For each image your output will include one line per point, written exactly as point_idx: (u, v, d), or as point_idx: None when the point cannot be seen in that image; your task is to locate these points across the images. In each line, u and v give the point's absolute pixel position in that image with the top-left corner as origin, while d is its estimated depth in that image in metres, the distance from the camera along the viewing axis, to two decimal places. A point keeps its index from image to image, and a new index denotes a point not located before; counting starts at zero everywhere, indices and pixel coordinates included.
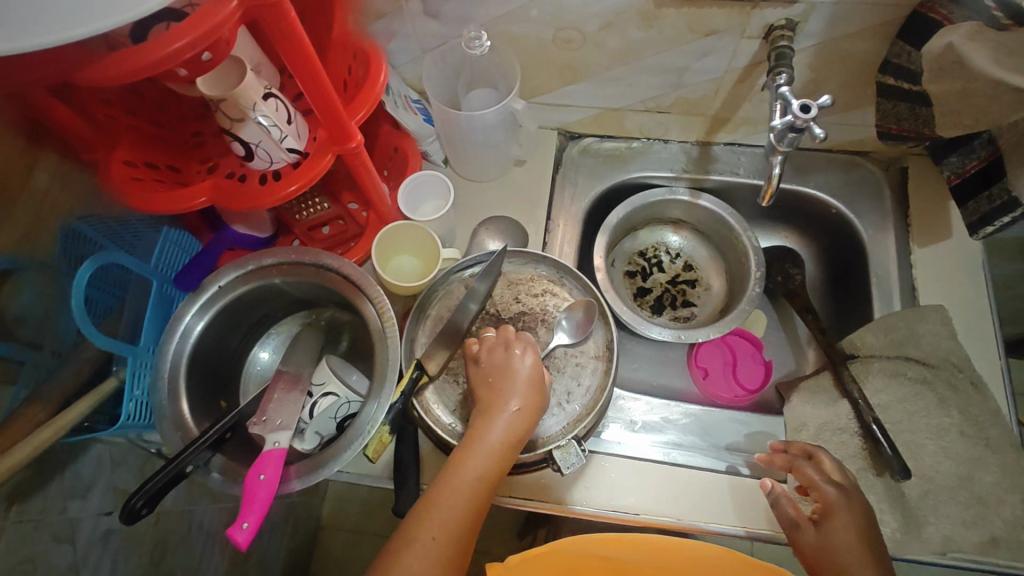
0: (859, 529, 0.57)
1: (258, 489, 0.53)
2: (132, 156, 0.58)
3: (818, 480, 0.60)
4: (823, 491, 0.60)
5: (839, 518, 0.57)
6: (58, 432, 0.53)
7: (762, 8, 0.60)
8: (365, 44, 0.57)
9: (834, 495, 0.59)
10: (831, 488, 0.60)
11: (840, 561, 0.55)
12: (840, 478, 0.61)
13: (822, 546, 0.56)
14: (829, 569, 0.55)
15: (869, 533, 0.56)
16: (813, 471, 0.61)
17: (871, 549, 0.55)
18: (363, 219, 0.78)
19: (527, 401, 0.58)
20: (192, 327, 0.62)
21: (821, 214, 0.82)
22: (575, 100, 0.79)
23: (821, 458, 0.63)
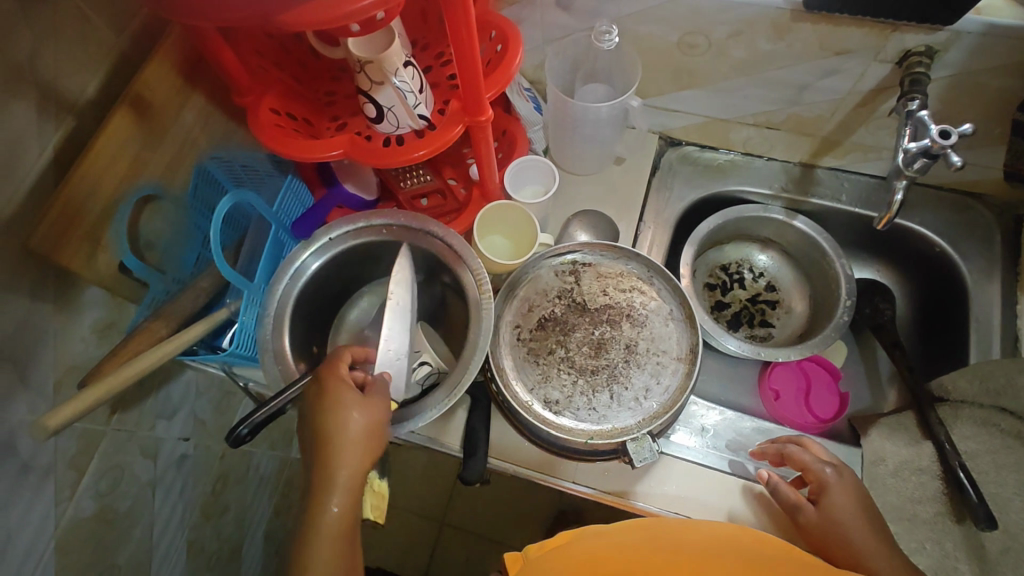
0: (855, 503, 0.59)
1: None
2: (276, 105, 0.61)
3: (811, 461, 0.62)
4: (819, 472, 0.61)
5: (835, 493, 0.59)
6: (176, 348, 0.57)
7: (903, 31, 0.59)
8: (506, 26, 0.59)
9: (830, 479, 0.60)
10: (827, 466, 0.61)
11: (854, 538, 0.56)
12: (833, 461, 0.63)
13: (833, 521, 0.58)
14: (838, 545, 0.57)
15: (866, 507, 0.58)
16: (805, 455, 0.63)
17: (871, 520, 0.57)
18: (461, 196, 0.79)
19: (365, 432, 0.55)
20: (304, 268, 0.66)
21: (921, 252, 0.80)
22: (685, 105, 0.79)
23: (808, 443, 0.65)
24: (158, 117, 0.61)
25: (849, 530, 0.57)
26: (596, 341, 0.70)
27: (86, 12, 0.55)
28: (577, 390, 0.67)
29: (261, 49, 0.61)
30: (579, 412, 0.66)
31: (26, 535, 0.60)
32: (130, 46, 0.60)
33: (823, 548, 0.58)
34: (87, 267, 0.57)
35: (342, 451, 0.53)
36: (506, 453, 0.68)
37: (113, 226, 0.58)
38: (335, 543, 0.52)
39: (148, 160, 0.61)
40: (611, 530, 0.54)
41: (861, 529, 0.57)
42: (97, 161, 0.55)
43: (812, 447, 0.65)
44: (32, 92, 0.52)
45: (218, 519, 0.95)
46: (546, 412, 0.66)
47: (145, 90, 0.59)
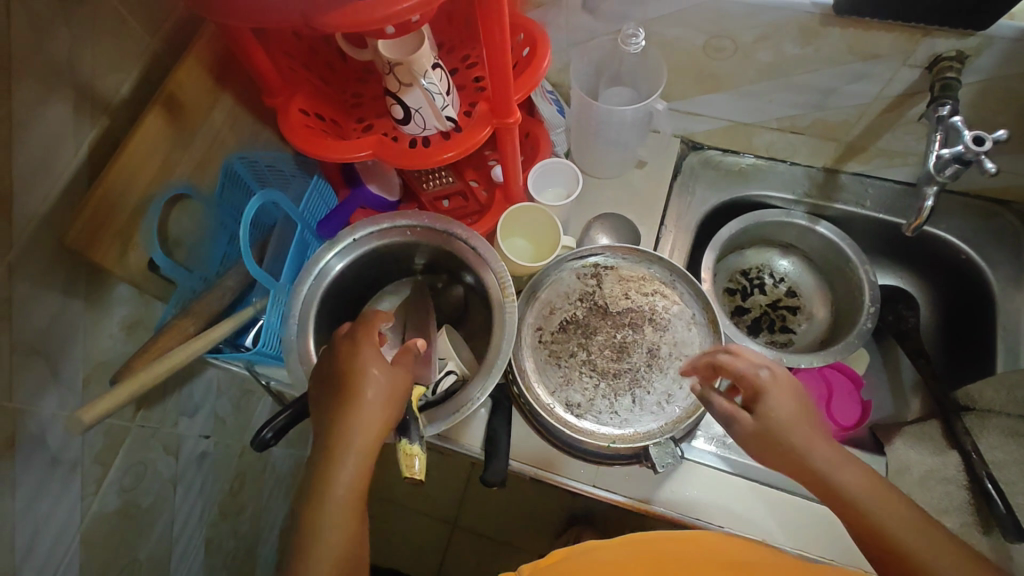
0: (794, 404, 0.51)
1: None
2: (305, 106, 0.62)
3: (743, 367, 0.54)
4: (754, 376, 0.53)
5: (771, 397, 0.52)
6: (203, 346, 0.58)
7: (933, 36, 0.59)
8: (534, 28, 0.59)
9: (764, 382, 0.53)
10: (762, 369, 0.54)
11: (801, 439, 0.50)
12: (765, 362, 0.55)
13: (772, 423, 0.51)
14: (776, 453, 0.50)
15: (807, 408, 0.52)
16: (735, 360, 0.55)
17: (812, 421, 0.51)
18: (483, 198, 0.79)
19: (378, 412, 0.50)
20: (329, 269, 0.66)
21: (947, 258, 0.79)
22: (709, 109, 0.79)
23: (737, 346, 0.56)
24: (190, 118, 0.62)
25: (789, 431, 0.50)
26: (618, 344, 0.69)
27: (122, 14, 0.56)
28: (599, 393, 0.67)
29: (290, 50, 0.61)
30: (602, 415, 0.66)
31: (53, 528, 0.61)
32: (163, 47, 0.61)
33: (763, 458, 0.52)
34: (118, 264, 0.58)
35: (354, 428, 0.49)
36: (526, 456, 0.68)
37: (144, 224, 0.59)
38: (346, 539, 0.47)
39: (178, 159, 0.62)
40: (605, 545, 0.53)
41: (800, 431, 0.50)
42: (131, 160, 0.56)
43: (739, 351, 0.56)
44: (70, 92, 0.53)
45: (235, 517, 0.96)
46: (568, 415, 0.66)
47: (177, 90, 0.59)
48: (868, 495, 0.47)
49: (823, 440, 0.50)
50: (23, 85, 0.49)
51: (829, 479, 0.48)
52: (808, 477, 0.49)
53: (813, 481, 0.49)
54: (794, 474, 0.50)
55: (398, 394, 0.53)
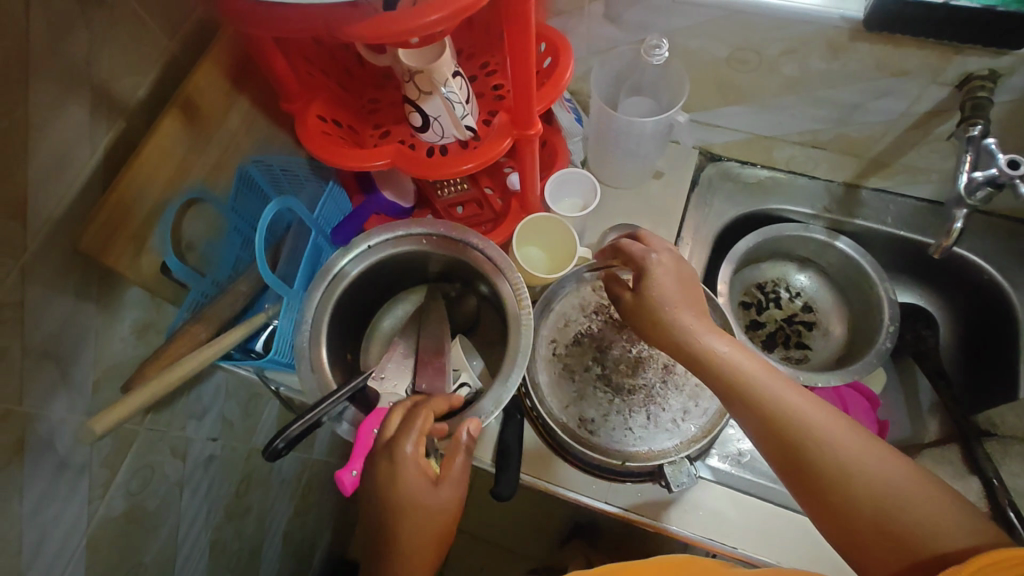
0: (672, 291, 0.55)
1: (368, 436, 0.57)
2: (323, 111, 0.61)
3: (634, 251, 0.58)
4: (641, 259, 0.57)
5: (655, 277, 0.55)
6: (215, 354, 0.57)
7: (966, 53, 0.57)
8: (556, 37, 0.59)
9: (651, 275, 0.56)
10: (651, 253, 0.57)
11: (728, 360, 0.51)
12: (659, 252, 0.57)
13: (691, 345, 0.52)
14: (650, 325, 0.55)
15: (686, 287, 0.55)
16: (632, 246, 0.58)
17: (690, 299, 0.55)
18: (498, 207, 0.78)
19: (425, 530, 0.54)
20: (342, 276, 0.66)
21: (968, 278, 0.77)
22: (729, 121, 0.77)
23: (643, 236, 0.60)
24: (206, 121, 0.61)
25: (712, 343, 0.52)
26: (633, 359, 0.69)
27: (143, 15, 0.55)
28: (613, 409, 0.66)
29: (310, 55, 0.61)
30: (616, 432, 0.65)
31: (59, 531, 0.60)
32: (182, 49, 0.61)
33: (639, 328, 0.57)
34: (131, 267, 0.57)
35: (406, 538, 0.54)
36: (538, 471, 0.67)
37: (158, 229, 0.59)
38: None
39: (194, 162, 0.61)
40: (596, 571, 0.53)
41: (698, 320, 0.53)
42: (147, 163, 0.56)
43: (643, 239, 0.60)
44: (88, 94, 0.52)
45: (240, 519, 0.95)
46: (581, 430, 0.65)
47: (195, 92, 0.59)
48: (806, 407, 0.47)
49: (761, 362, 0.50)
50: (41, 87, 0.48)
51: (752, 389, 0.48)
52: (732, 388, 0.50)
53: (701, 366, 0.52)
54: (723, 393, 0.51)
55: (446, 514, 0.55)
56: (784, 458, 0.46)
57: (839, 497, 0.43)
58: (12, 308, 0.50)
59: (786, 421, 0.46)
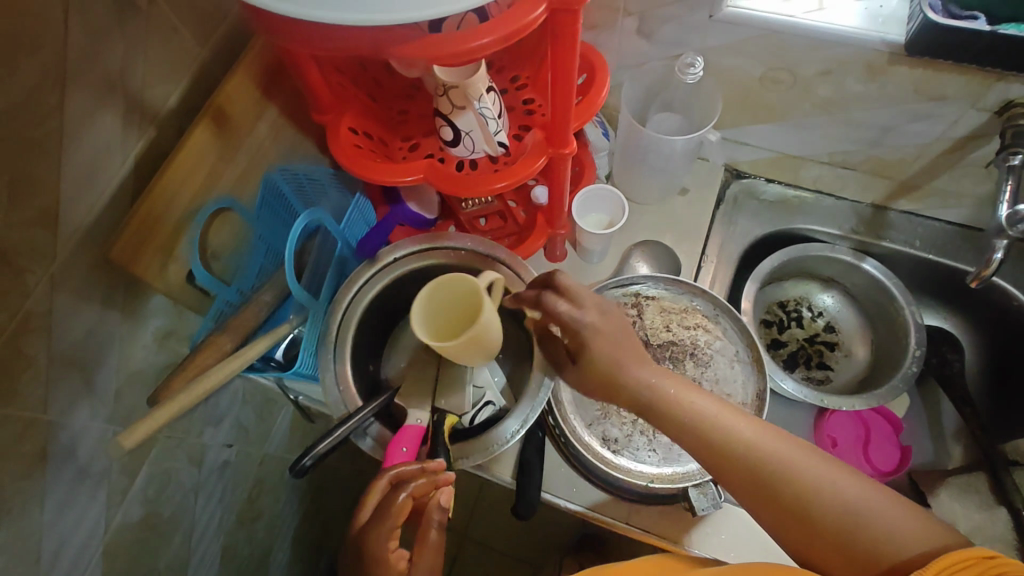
0: (609, 344, 0.50)
1: (396, 459, 0.57)
2: (354, 124, 0.61)
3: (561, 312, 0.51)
4: (574, 326, 0.50)
5: (593, 344, 0.50)
6: (241, 365, 0.57)
7: (1008, 81, 0.57)
8: (593, 56, 0.58)
9: (587, 324, 0.50)
10: (581, 313, 0.50)
11: (682, 403, 0.48)
12: (586, 305, 0.51)
13: (643, 395, 0.49)
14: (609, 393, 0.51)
15: (624, 337, 0.50)
16: (559, 305, 0.51)
17: (626, 345, 0.50)
18: (522, 219, 0.77)
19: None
20: (365, 291, 0.65)
21: (996, 304, 0.77)
22: (758, 139, 0.77)
23: (563, 284, 0.52)
24: (236, 129, 0.61)
25: (693, 408, 0.48)
26: None
27: (177, 23, 0.55)
28: (636, 429, 0.65)
29: (341, 66, 0.60)
30: (640, 453, 0.64)
31: (79, 538, 0.60)
32: (212, 57, 0.60)
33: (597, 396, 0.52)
34: (159, 278, 0.57)
35: None
36: (558, 488, 0.66)
37: (186, 239, 0.58)
38: None
39: (222, 172, 0.61)
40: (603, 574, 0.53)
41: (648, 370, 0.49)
42: (179, 170, 0.55)
43: (575, 299, 0.51)
44: (122, 102, 0.52)
45: (251, 525, 0.94)
46: (604, 450, 0.64)
47: (227, 103, 0.59)
48: (766, 438, 0.45)
49: (741, 415, 0.47)
50: (75, 96, 0.48)
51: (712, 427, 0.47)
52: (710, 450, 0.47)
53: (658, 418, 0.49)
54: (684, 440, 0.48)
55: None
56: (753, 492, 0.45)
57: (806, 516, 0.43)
58: (40, 317, 0.49)
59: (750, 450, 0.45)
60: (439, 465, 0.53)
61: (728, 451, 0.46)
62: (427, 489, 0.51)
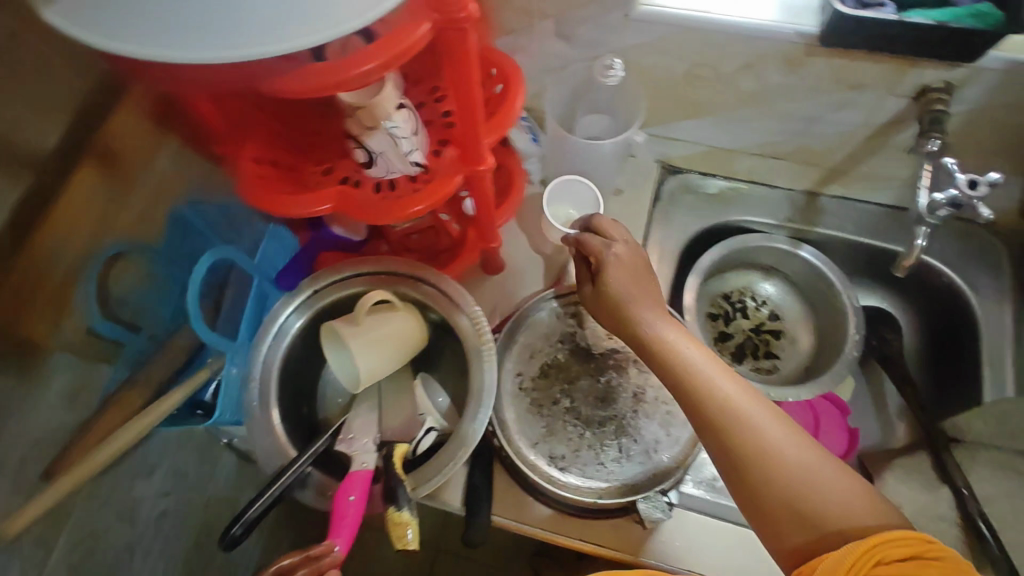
0: (632, 278, 0.55)
1: (347, 511, 0.52)
2: (260, 153, 0.56)
3: (601, 245, 0.57)
4: (600, 254, 0.56)
5: (614, 272, 0.55)
6: (152, 422, 0.53)
7: (922, 66, 0.57)
8: (505, 63, 0.55)
9: (614, 256, 0.56)
10: (613, 244, 0.56)
11: (677, 347, 0.50)
12: (618, 241, 0.57)
13: (647, 331, 0.52)
14: (613, 316, 0.54)
15: (646, 281, 0.55)
16: (595, 241, 0.57)
17: (647, 286, 0.55)
18: (455, 233, 0.74)
19: None
20: (287, 326, 0.61)
21: (929, 282, 0.78)
22: (687, 134, 0.76)
23: (599, 225, 0.59)
24: (126, 167, 0.59)
25: (694, 370, 0.49)
26: (602, 389, 0.67)
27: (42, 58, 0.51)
28: (583, 443, 0.64)
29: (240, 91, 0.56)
30: (587, 468, 0.63)
31: None
32: (94, 90, 0.56)
33: (605, 320, 0.56)
34: (51, 335, 0.54)
35: None
36: (507, 511, 0.64)
37: (78, 291, 0.55)
38: None
39: (113, 215, 0.58)
40: None
41: (656, 314, 0.52)
42: (61, 217, 0.53)
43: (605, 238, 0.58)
44: None
45: None
46: (552, 469, 0.63)
47: (112, 138, 0.57)
48: (746, 398, 0.47)
49: (727, 374, 0.49)
50: None
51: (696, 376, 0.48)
52: (685, 394, 0.48)
53: (651, 357, 0.52)
54: (665, 380, 0.50)
55: None
56: (718, 442, 0.46)
57: (764, 473, 0.44)
58: None
59: (727, 406, 0.46)
60: (325, 547, 0.52)
61: (716, 407, 0.47)
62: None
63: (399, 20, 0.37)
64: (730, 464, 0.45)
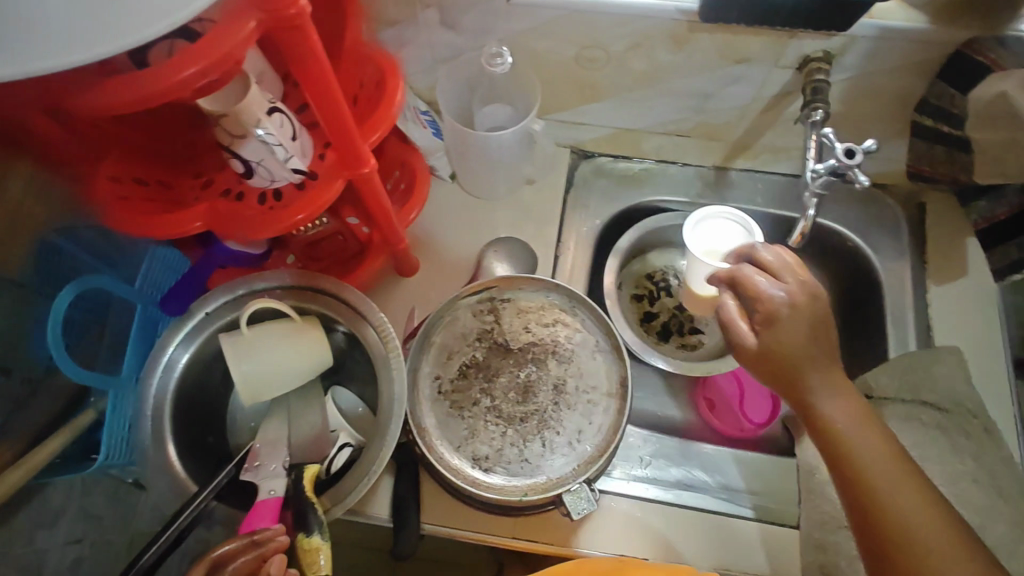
0: (807, 333, 0.48)
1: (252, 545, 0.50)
2: (121, 172, 0.52)
3: (762, 288, 0.50)
4: (770, 301, 0.49)
5: (784, 324, 0.48)
6: (28, 471, 0.52)
7: (801, 37, 0.57)
8: (382, 59, 0.53)
9: (782, 303, 0.49)
10: (778, 288, 0.50)
11: (834, 415, 0.47)
12: (789, 280, 0.51)
13: (822, 404, 0.48)
14: (782, 372, 0.48)
15: (820, 330, 0.49)
16: (761, 279, 0.51)
17: (819, 339, 0.49)
18: (364, 236, 0.71)
19: None
20: (175, 360, 0.57)
21: (836, 247, 0.80)
22: (592, 118, 0.75)
23: (764, 260, 0.53)
24: None
25: (859, 443, 0.46)
26: (522, 383, 0.65)
27: None
28: (506, 441, 0.63)
29: None
30: (511, 465, 0.62)
31: None
32: None
33: (764, 373, 0.50)
34: None
35: None
36: (437, 518, 0.63)
37: None
38: None
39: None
40: None
41: (824, 378, 0.48)
42: None
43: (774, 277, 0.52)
44: None
45: None
46: (476, 471, 0.62)
47: None
48: (887, 471, 0.45)
49: (882, 441, 0.46)
50: None
51: (853, 448, 0.46)
52: (841, 465, 0.46)
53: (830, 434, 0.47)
54: (823, 448, 0.48)
55: None
56: (866, 519, 0.44)
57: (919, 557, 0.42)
58: None
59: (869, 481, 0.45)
60: (272, 533, 0.48)
61: (870, 486, 0.44)
62: (254, 565, 0.46)
63: (218, 19, 0.34)
64: (879, 543, 0.43)
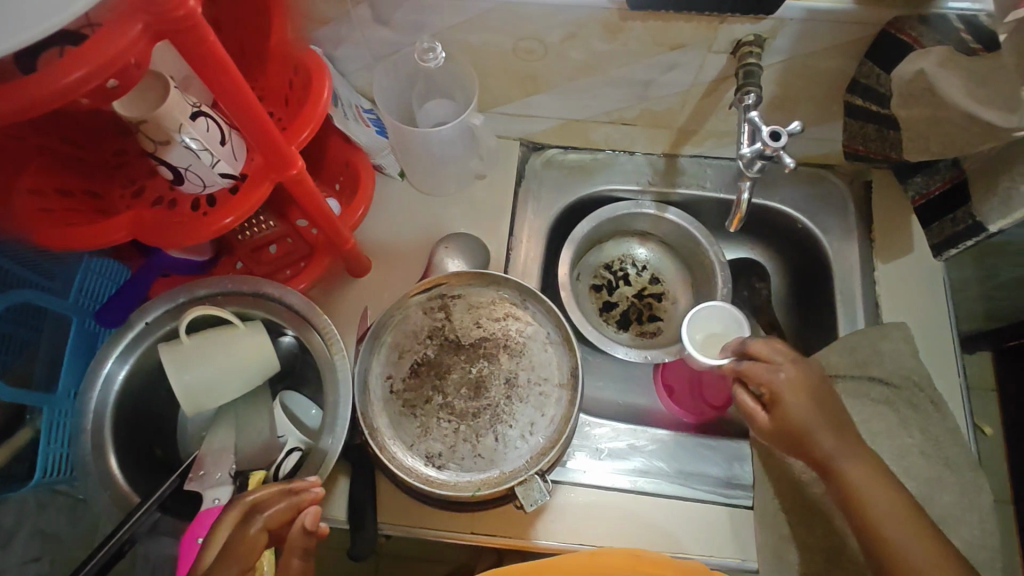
0: (814, 406, 0.52)
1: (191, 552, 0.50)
2: (43, 184, 0.51)
3: (762, 370, 0.55)
4: (772, 378, 0.54)
5: (788, 399, 0.53)
6: None
7: (731, 22, 0.57)
8: (310, 59, 0.52)
9: (784, 380, 0.54)
10: (778, 371, 0.54)
11: (841, 477, 0.50)
12: (783, 361, 0.55)
13: (832, 466, 0.51)
14: (798, 446, 0.52)
15: (826, 402, 0.53)
16: (761, 366, 0.55)
17: (827, 410, 0.52)
18: (312, 238, 0.69)
19: None
20: (114, 375, 0.56)
21: (787, 228, 0.81)
22: (537, 110, 0.75)
23: (757, 350, 0.57)
24: None
25: (866, 496, 0.49)
26: (474, 379, 0.65)
27: None
28: (459, 438, 0.63)
29: None
30: (465, 461, 0.62)
31: None
32: None
33: (782, 447, 0.54)
34: None
35: None
36: (394, 518, 0.63)
37: None
38: None
39: None
40: None
41: (832, 441, 0.51)
42: None
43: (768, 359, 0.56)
44: None
45: None
46: (428, 468, 0.62)
47: None
48: (893, 525, 0.47)
49: (892, 495, 0.49)
50: None
51: (861, 506, 0.49)
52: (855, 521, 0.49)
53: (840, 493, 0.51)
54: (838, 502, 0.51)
55: None
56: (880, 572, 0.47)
57: None
58: None
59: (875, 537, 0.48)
60: (307, 484, 0.49)
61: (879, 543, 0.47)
62: (288, 514, 0.47)
63: (105, 22, 0.33)
64: None
